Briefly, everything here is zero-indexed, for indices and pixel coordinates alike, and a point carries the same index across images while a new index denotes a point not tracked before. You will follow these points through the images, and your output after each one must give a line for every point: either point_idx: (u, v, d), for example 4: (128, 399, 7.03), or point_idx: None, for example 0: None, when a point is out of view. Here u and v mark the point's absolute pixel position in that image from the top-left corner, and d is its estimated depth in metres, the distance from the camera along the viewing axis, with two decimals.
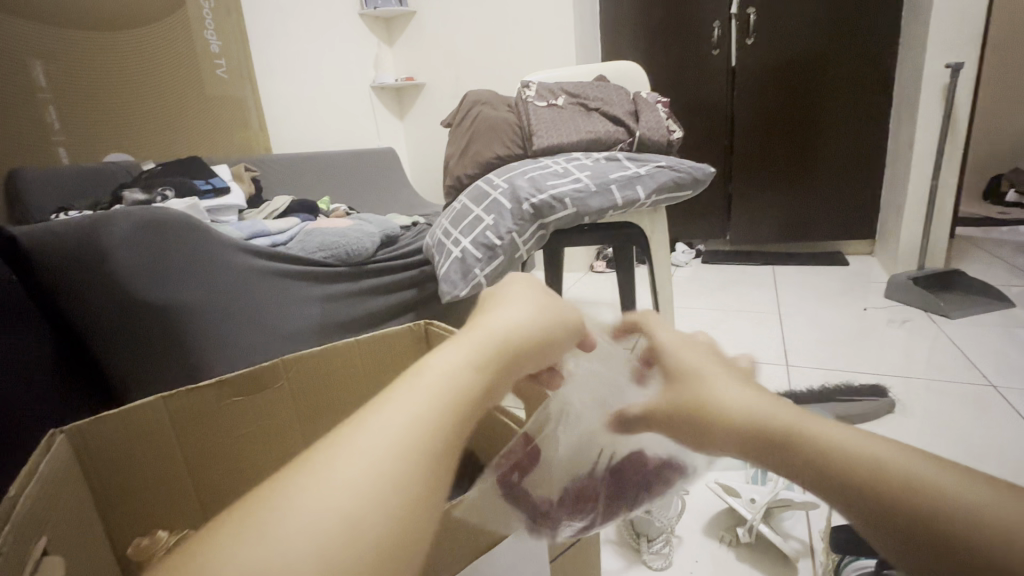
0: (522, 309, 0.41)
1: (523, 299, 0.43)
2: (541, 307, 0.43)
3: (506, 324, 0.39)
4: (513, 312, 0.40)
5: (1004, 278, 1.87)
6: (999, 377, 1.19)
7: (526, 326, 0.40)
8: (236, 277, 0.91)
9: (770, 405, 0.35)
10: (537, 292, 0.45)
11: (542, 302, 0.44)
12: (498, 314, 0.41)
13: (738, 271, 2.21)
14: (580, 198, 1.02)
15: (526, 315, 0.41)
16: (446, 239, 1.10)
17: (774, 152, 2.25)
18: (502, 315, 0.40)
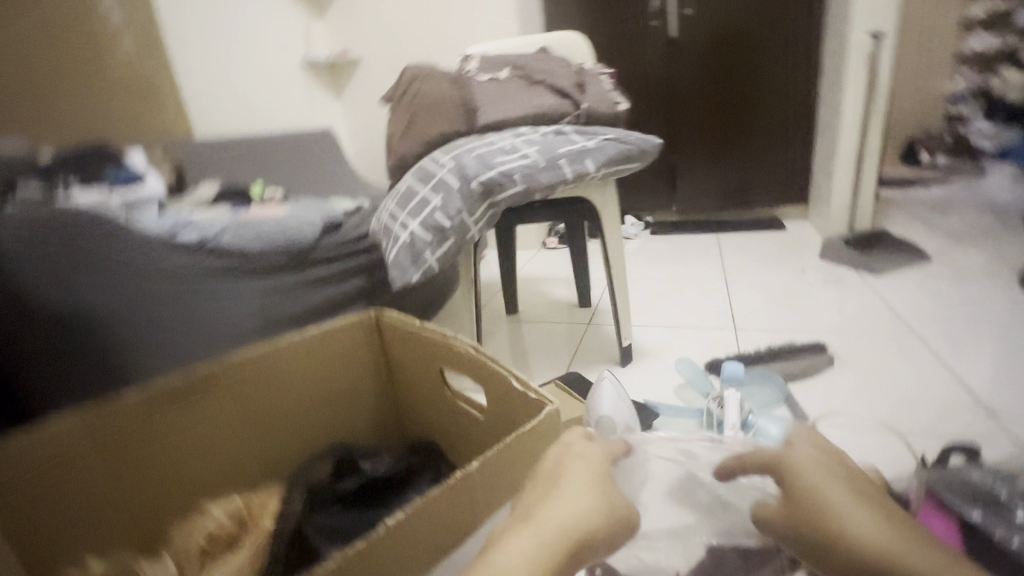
0: (579, 496, 0.47)
1: (582, 474, 0.49)
2: (594, 484, 0.49)
3: (565, 513, 0.45)
4: (573, 498, 0.47)
5: (921, 234, 2.02)
6: (920, 326, 1.30)
7: (580, 521, 0.45)
8: (167, 277, 0.82)
9: (872, 533, 0.43)
10: (593, 471, 0.50)
11: (592, 480, 0.49)
12: (558, 489, 0.47)
13: (686, 241, 2.27)
14: (529, 173, 1.00)
15: (583, 500, 0.47)
16: (393, 222, 1.05)
17: (714, 123, 2.30)
18: (561, 500, 0.46)
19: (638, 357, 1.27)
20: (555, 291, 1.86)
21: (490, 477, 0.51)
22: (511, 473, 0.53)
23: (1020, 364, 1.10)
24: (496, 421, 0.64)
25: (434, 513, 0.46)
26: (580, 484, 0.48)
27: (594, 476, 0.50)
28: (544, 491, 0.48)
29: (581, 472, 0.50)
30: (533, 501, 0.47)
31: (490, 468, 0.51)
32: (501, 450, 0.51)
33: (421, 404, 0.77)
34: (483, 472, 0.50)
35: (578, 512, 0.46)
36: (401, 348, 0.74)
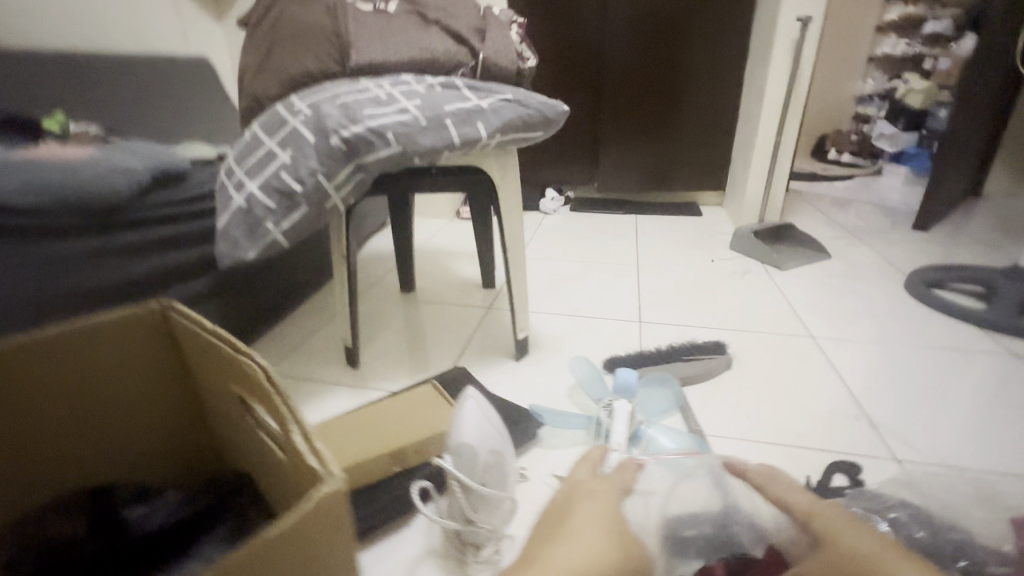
0: (592, 535, 0.52)
1: (595, 517, 0.54)
2: (608, 529, 0.53)
3: (576, 554, 0.49)
4: (585, 546, 0.50)
5: (824, 230, 2.07)
6: (815, 327, 1.29)
7: (590, 565, 0.48)
8: None
9: (872, 550, 0.48)
10: (609, 508, 0.56)
11: (608, 516, 0.55)
12: (578, 533, 0.52)
13: (604, 220, 2.19)
14: (406, 133, 0.81)
15: (596, 543, 0.51)
16: (229, 180, 0.82)
17: (640, 98, 2.20)
18: (579, 543, 0.51)
19: (535, 351, 1.16)
20: (460, 268, 1.70)
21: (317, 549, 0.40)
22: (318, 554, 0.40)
23: (901, 372, 1.10)
24: (295, 471, 0.46)
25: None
26: (596, 525, 0.53)
27: (608, 516, 0.55)
28: (563, 536, 0.52)
29: (593, 510, 0.56)
30: (542, 552, 0.50)
31: (321, 520, 0.39)
32: (316, 511, 0.38)
33: (228, 428, 0.58)
34: (293, 544, 0.38)
35: (590, 557, 0.49)
36: (194, 353, 0.56)
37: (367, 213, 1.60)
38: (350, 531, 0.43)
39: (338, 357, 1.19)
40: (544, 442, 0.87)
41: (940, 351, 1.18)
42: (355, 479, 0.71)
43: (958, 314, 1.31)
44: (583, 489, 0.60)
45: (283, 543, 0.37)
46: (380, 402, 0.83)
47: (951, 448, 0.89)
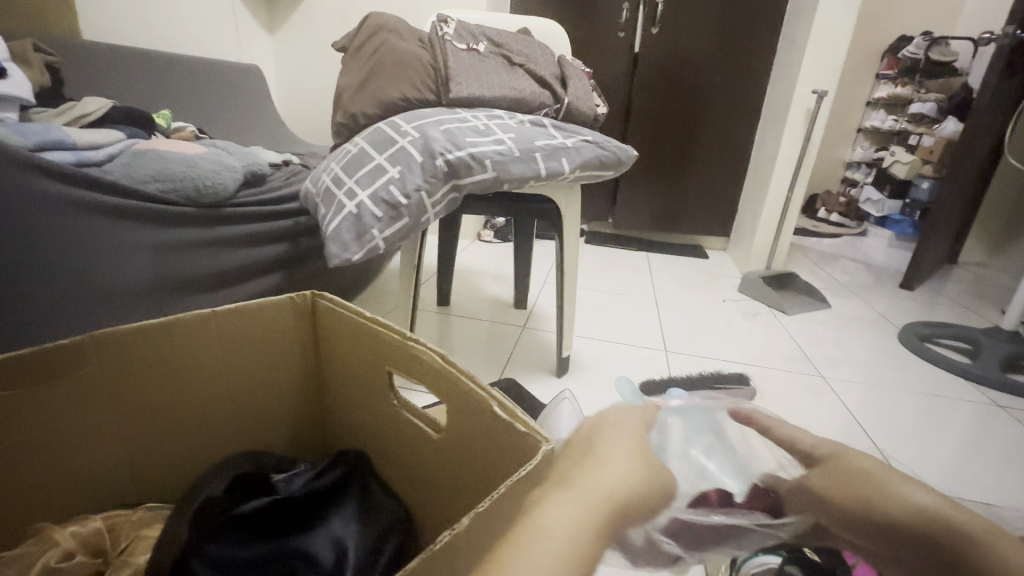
0: (626, 459, 0.37)
1: (632, 440, 0.39)
2: (641, 451, 0.39)
3: (615, 478, 0.35)
4: (623, 468, 0.36)
5: (820, 282, 2.22)
6: (824, 368, 1.40)
7: (632, 477, 0.36)
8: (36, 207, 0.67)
9: None
10: (639, 432, 0.41)
11: (643, 442, 0.40)
12: (607, 458, 0.36)
13: (617, 254, 2.31)
14: (501, 161, 0.91)
15: (635, 467, 0.36)
16: (337, 187, 0.91)
17: (660, 145, 2.37)
18: (613, 465, 0.36)
19: (575, 369, 1.24)
20: (489, 288, 1.77)
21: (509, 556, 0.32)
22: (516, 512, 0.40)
23: (902, 413, 1.22)
24: (452, 443, 0.53)
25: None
26: (634, 449, 0.38)
27: (639, 437, 0.40)
28: (590, 458, 0.37)
29: (627, 434, 0.40)
30: (571, 463, 0.36)
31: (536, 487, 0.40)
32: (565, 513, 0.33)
33: (360, 409, 0.64)
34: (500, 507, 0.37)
35: (630, 481, 0.35)
36: (336, 337, 0.63)
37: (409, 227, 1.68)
38: None
39: None
40: None
41: (935, 398, 1.30)
42: None
43: (948, 366, 1.44)
44: (608, 413, 0.42)
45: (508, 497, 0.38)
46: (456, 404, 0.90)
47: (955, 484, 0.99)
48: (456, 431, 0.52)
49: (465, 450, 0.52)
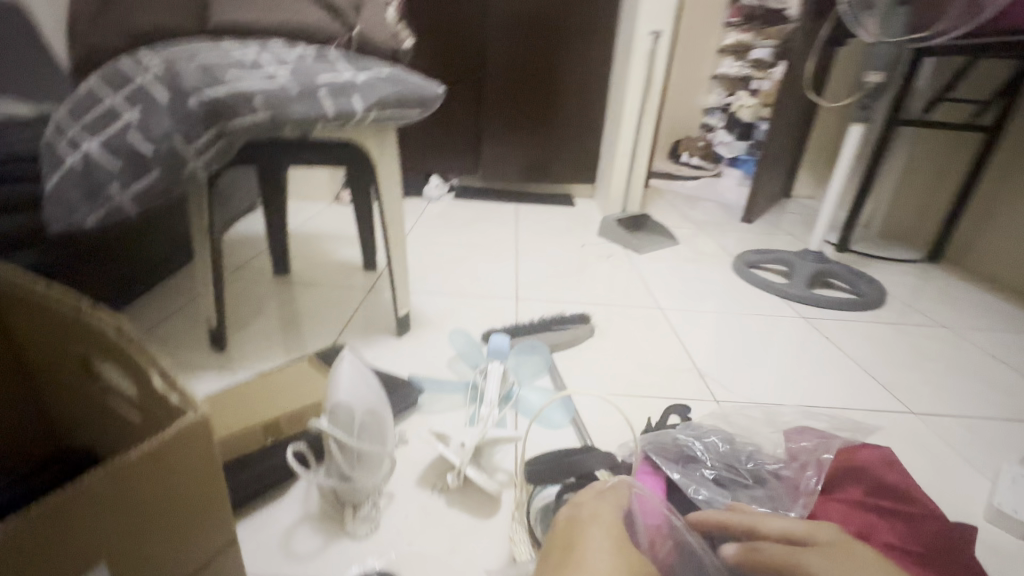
0: (604, 562, 0.48)
1: (604, 540, 0.50)
2: (616, 545, 0.50)
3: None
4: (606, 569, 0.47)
5: (675, 221, 2.36)
6: (664, 300, 1.50)
7: None
8: None
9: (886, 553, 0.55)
10: (612, 523, 0.53)
11: (617, 534, 0.51)
12: (588, 560, 0.48)
13: (486, 208, 2.27)
14: (275, 100, 0.79)
15: (610, 564, 0.47)
16: (59, 137, 0.74)
17: (519, 92, 2.32)
18: (594, 566, 0.47)
19: (416, 327, 1.18)
20: (339, 251, 1.65)
21: (123, 492, 0.40)
22: (169, 482, 0.43)
23: (723, 333, 1.32)
24: (153, 425, 0.46)
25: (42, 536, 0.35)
26: (607, 547, 0.49)
27: (612, 532, 0.51)
28: (574, 562, 0.48)
29: (601, 532, 0.51)
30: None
31: (179, 450, 0.43)
32: (190, 431, 0.43)
33: (73, 404, 0.54)
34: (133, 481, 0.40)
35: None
36: (24, 316, 0.50)
37: (234, 190, 1.48)
38: (212, 459, 0.47)
39: (203, 342, 1.11)
40: (423, 408, 0.91)
41: (752, 317, 1.44)
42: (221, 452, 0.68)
43: (767, 288, 1.60)
44: (582, 511, 0.54)
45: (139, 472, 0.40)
46: (254, 380, 0.81)
47: (758, 388, 1.09)
48: (156, 411, 0.45)
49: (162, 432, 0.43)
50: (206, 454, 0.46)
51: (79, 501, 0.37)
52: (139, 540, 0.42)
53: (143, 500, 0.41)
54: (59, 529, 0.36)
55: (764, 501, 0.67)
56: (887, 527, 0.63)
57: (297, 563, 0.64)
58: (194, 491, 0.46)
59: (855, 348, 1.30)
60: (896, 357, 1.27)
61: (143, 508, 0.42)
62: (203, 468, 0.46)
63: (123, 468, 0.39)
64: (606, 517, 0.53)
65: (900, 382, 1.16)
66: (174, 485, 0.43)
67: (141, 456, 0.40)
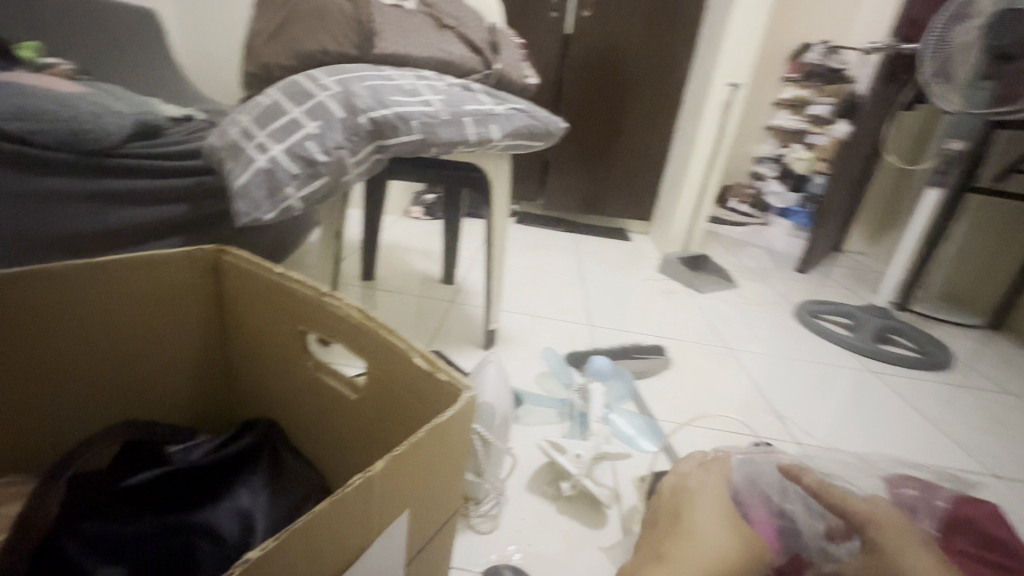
0: (713, 534, 0.53)
1: (711, 511, 0.56)
2: (724, 516, 0.56)
3: (709, 548, 0.51)
4: (713, 540, 0.52)
5: (729, 264, 2.40)
6: (730, 339, 1.53)
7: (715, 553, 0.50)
8: None
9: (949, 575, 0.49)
10: (719, 498, 0.59)
11: (723, 509, 0.57)
12: (697, 527, 0.54)
13: (545, 235, 2.36)
14: (429, 124, 0.88)
15: (725, 536, 0.53)
16: (246, 141, 0.83)
17: (588, 128, 2.42)
18: (704, 536, 0.52)
19: (502, 342, 1.24)
20: (416, 262, 1.73)
21: (409, 469, 0.36)
22: (434, 468, 0.39)
23: (793, 376, 1.35)
24: (373, 402, 0.51)
25: (345, 512, 0.31)
26: (715, 519, 0.55)
27: (721, 505, 0.58)
28: (685, 531, 0.53)
29: (705, 510, 0.56)
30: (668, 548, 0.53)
31: (446, 435, 0.39)
32: (462, 413, 0.40)
33: (269, 372, 0.61)
34: (413, 463, 0.36)
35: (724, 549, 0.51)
36: (247, 296, 0.58)
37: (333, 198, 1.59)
38: (465, 448, 0.43)
39: None
40: (522, 418, 0.96)
41: (821, 365, 1.46)
42: None
43: (832, 338, 1.62)
44: (688, 488, 0.61)
45: (421, 451, 0.37)
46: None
47: (835, 434, 1.11)
48: (394, 387, 0.47)
49: (394, 406, 0.48)
50: (461, 440, 0.42)
51: (378, 476, 0.33)
52: (411, 513, 0.39)
53: (410, 484, 0.37)
54: (366, 501, 0.33)
55: None
56: None
57: None
58: (444, 480, 0.42)
59: (928, 406, 1.31)
60: (971, 420, 1.28)
61: (411, 492, 0.38)
62: (456, 454, 0.42)
63: (414, 442, 0.36)
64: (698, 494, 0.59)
65: (976, 444, 1.17)
66: (445, 459, 0.41)
67: (428, 431, 0.37)
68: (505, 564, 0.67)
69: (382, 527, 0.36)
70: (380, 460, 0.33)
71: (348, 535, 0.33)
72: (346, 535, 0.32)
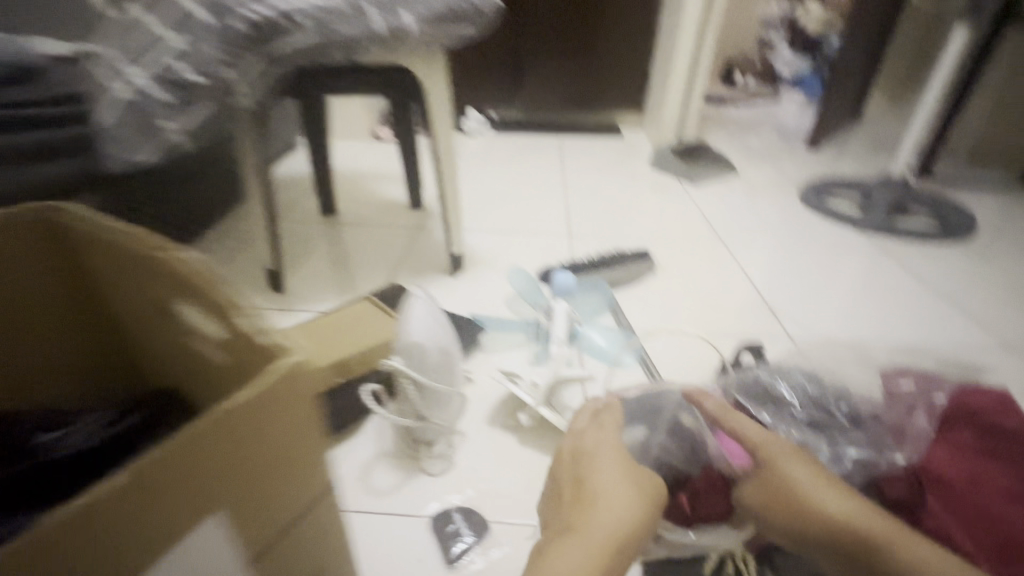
0: (617, 498, 0.51)
1: (613, 470, 0.54)
2: (625, 469, 0.54)
3: (614, 503, 0.50)
4: (617, 500, 0.50)
5: (730, 149, 2.19)
6: (725, 233, 1.40)
7: (621, 518, 0.49)
8: None
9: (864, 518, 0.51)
10: (615, 451, 0.57)
11: (621, 461, 0.55)
12: (599, 490, 0.51)
13: (526, 141, 2.16)
14: (322, 19, 0.72)
15: (625, 486, 0.52)
16: (111, 71, 0.71)
17: (562, 9, 2.12)
18: (609, 492, 0.51)
19: (469, 266, 1.15)
20: (381, 189, 1.60)
21: (198, 458, 0.35)
22: (252, 449, 0.39)
23: (792, 265, 1.24)
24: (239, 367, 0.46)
25: (100, 519, 0.32)
26: (614, 476, 0.53)
27: (618, 458, 0.55)
28: (588, 489, 0.52)
29: (605, 467, 0.54)
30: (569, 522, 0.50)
31: (250, 415, 0.38)
32: (269, 389, 0.38)
33: (146, 334, 0.55)
34: (205, 452, 0.36)
35: (627, 502, 0.50)
36: (103, 259, 0.52)
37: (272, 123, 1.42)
38: (297, 419, 0.42)
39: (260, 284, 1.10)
40: (487, 347, 0.89)
41: (826, 250, 1.32)
42: None
43: (841, 219, 1.47)
44: (585, 441, 0.58)
45: (214, 440, 0.36)
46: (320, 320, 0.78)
47: (834, 325, 1.01)
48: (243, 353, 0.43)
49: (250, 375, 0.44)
50: (282, 415, 0.40)
51: (139, 479, 0.33)
52: (235, 498, 0.39)
53: (211, 474, 0.37)
54: (137, 499, 0.33)
55: (862, 444, 0.62)
56: (1005, 475, 0.58)
57: (377, 497, 0.64)
58: (280, 456, 0.42)
59: (944, 282, 1.19)
60: (993, 292, 1.16)
61: (217, 480, 0.37)
62: (283, 429, 0.41)
63: (196, 431, 0.35)
64: (599, 445, 0.57)
65: (992, 317, 1.07)
66: (266, 437, 0.40)
67: (212, 420, 0.35)
68: (457, 508, 0.63)
69: (193, 517, 0.37)
70: (197, 420, 0.35)
71: (140, 532, 0.34)
72: (121, 540, 0.33)
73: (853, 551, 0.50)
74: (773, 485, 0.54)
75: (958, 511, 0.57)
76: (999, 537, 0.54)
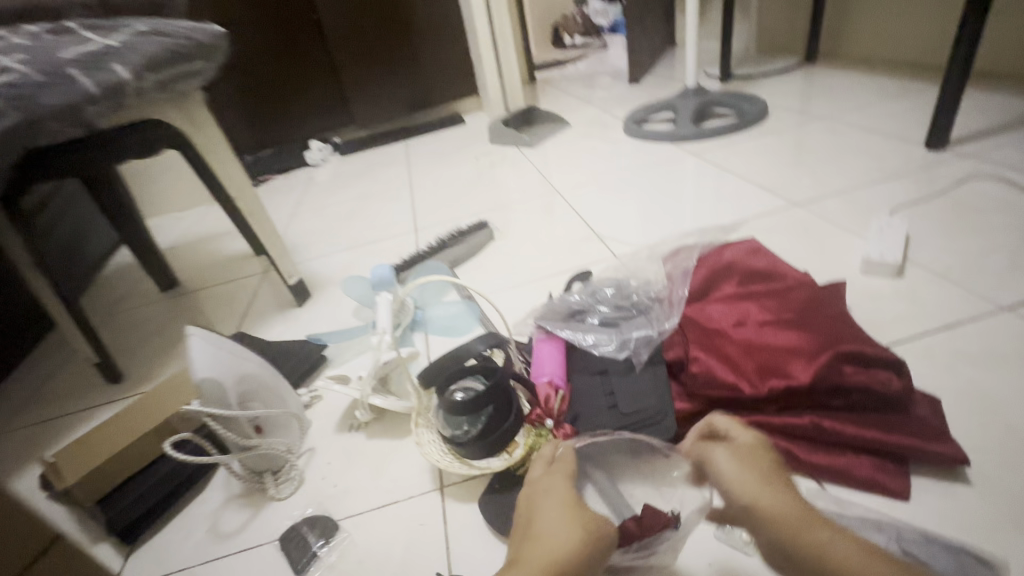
0: (559, 531, 0.45)
1: (557, 505, 0.48)
2: (571, 514, 0.47)
3: (549, 550, 0.44)
4: (556, 534, 0.45)
5: (567, 106, 2.30)
6: (559, 182, 1.48)
7: (560, 554, 0.44)
8: None
9: (801, 509, 0.43)
10: (567, 495, 0.49)
11: (568, 498, 0.48)
12: (547, 529, 0.46)
13: (374, 156, 2.16)
14: (20, 96, 0.70)
15: (566, 533, 0.45)
16: None
17: (363, 21, 2.13)
18: (549, 539, 0.45)
19: (314, 293, 1.14)
20: (226, 246, 1.55)
21: None
22: None
23: (618, 192, 1.33)
24: None
25: None
26: (558, 517, 0.46)
27: (566, 501, 0.48)
28: (532, 540, 0.46)
29: (553, 505, 0.48)
30: (518, 556, 0.45)
31: None
32: None
33: None
34: None
35: (561, 548, 0.44)
36: None
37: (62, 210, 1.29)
38: None
39: (94, 380, 1.00)
40: (334, 361, 0.89)
41: (648, 169, 1.43)
42: (118, 472, 0.66)
43: (658, 138, 1.59)
44: (537, 484, 0.51)
45: None
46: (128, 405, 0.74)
47: (654, 233, 1.10)
48: None
49: None
50: None
51: None
52: None
53: None
54: None
55: (645, 326, 0.69)
56: (758, 306, 0.67)
57: (225, 540, 0.63)
58: None
59: (747, 165, 1.32)
60: (786, 160, 1.30)
61: None
62: None
63: None
64: (554, 481, 0.50)
65: (787, 181, 1.18)
66: None
67: None
68: (303, 519, 0.63)
69: None
70: None
71: None
72: None
73: (791, 545, 0.42)
74: (729, 469, 0.47)
75: (725, 351, 0.62)
76: (759, 359, 0.60)
